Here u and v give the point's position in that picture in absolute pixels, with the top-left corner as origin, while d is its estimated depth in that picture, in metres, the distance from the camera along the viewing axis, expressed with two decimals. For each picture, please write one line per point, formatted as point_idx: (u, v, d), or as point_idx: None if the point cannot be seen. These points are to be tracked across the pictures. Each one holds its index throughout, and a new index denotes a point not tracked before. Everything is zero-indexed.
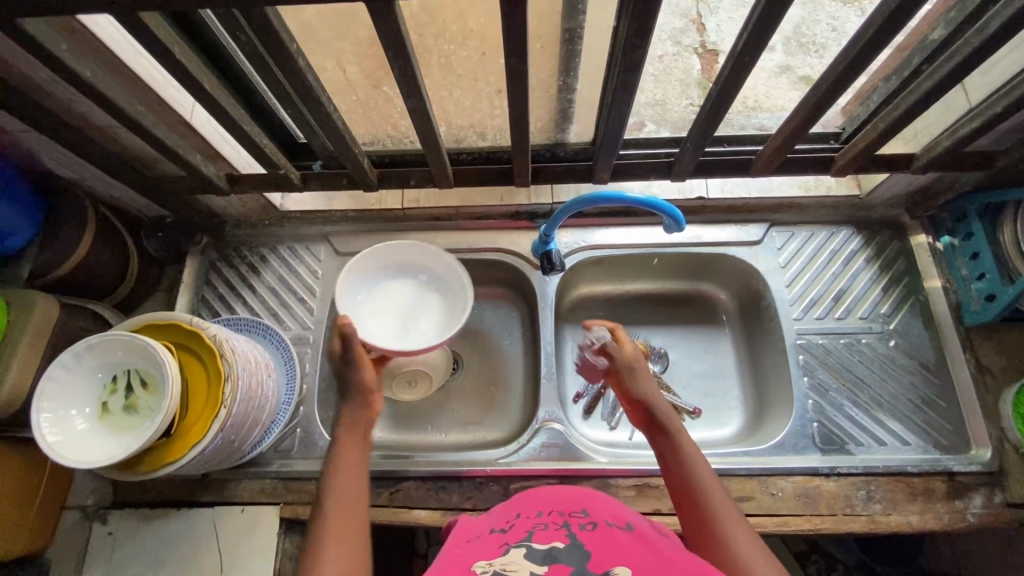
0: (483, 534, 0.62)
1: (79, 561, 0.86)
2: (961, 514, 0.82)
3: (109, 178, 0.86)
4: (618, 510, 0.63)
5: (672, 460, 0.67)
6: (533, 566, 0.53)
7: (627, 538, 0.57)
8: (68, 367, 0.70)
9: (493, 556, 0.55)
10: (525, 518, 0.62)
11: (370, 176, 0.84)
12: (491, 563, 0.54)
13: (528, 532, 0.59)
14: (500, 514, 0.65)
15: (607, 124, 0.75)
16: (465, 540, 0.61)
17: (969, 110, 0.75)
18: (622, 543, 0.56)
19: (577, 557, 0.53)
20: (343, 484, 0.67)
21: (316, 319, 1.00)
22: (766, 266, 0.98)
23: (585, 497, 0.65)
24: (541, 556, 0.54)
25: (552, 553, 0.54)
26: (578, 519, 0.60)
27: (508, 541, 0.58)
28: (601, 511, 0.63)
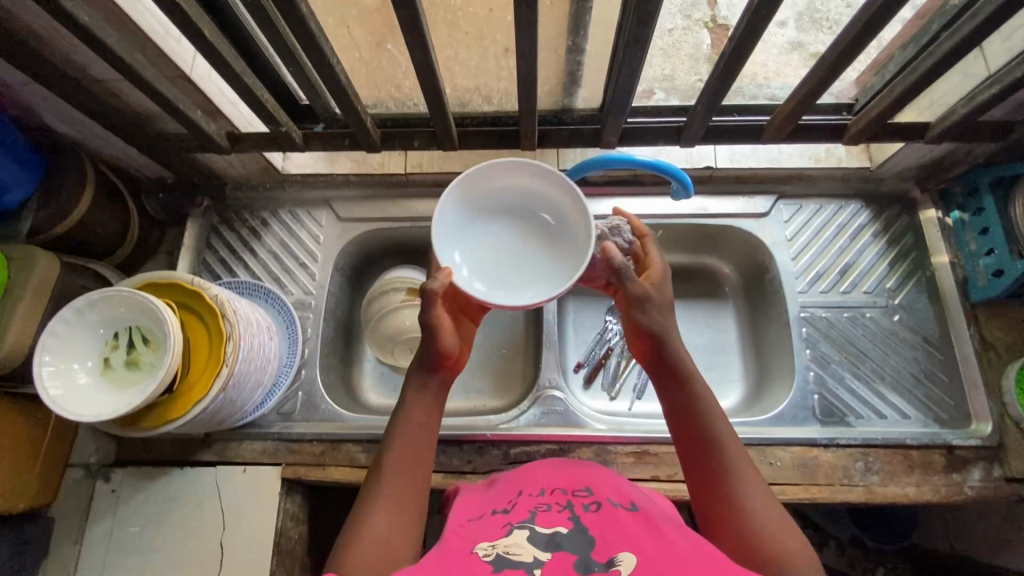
0: (486, 510, 0.63)
1: (85, 516, 0.88)
2: (958, 486, 0.82)
3: (111, 136, 0.85)
4: (620, 487, 0.66)
5: (688, 409, 0.65)
6: (536, 552, 0.54)
7: (630, 520, 0.59)
8: (70, 323, 0.70)
9: (497, 535, 0.57)
10: (527, 496, 0.63)
11: (373, 137, 0.83)
12: (494, 544, 0.55)
13: (531, 512, 0.60)
14: (502, 490, 0.67)
15: (617, 85, 0.73)
16: (467, 517, 0.63)
17: (988, 77, 0.73)
18: (625, 524, 0.58)
19: (581, 544, 0.55)
20: (408, 438, 0.65)
21: (318, 284, 0.99)
22: (772, 239, 0.97)
23: (587, 476, 0.67)
24: (544, 541, 0.55)
25: (555, 539, 0.55)
26: (580, 500, 0.62)
27: (511, 520, 0.59)
28: (604, 490, 0.64)
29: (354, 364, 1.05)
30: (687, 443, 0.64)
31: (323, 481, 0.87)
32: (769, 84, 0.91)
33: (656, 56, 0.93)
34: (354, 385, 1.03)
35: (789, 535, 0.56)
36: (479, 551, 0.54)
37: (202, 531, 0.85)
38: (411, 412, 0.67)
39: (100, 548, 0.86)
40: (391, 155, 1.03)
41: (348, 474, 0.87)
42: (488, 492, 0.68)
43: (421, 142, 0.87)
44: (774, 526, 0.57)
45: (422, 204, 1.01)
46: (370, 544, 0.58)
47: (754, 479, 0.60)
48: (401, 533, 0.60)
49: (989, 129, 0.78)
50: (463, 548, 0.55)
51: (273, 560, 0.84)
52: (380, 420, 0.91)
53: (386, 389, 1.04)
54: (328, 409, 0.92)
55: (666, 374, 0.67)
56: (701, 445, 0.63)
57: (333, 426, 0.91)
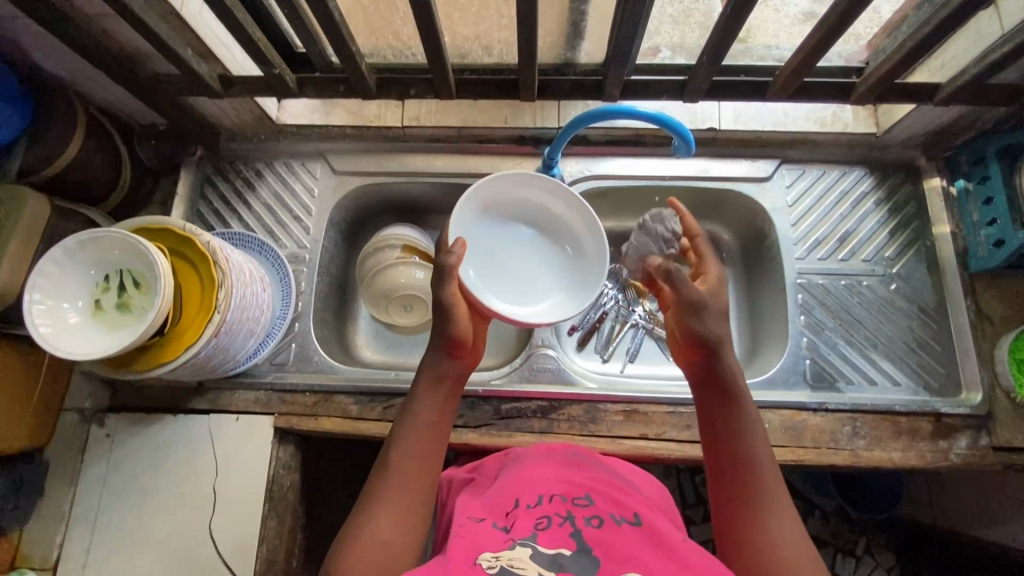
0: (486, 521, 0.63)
1: (78, 457, 0.88)
2: (944, 453, 0.83)
3: (103, 76, 0.83)
4: (622, 498, 0.65)
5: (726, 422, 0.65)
6: (541, 569, 0.54)
7: (635, 535, 0.59)
8: (60, 263, 0.69)
9: (500, 547, 0.57)
10: (526, 509, 0.63)
11: (369, 83, 0.81)
12: (498, 556, 0.55)
13: (533, 527, 0.60)
14: (501, 499, 0.67)
15: (619, 33, 0.71)
16: (466, 519, 0.63)
17: (1002, 36, 0.71)
18: (631, 540, 0.58)
19: (587, 565, 0.55)
20: (413, 436, 0.66)
21: (312, 238, 0.98)
22: (773, 204, 0.95)
23: (587, 484, 0.67)
24: (548, 561, 0.55)
25: (558, 560, 0.55)
26: (582, 511, 0.62)
27: (514, 535, 0.59)
28: (606, 503, 0.64)
29: (348, 321, 1.05)
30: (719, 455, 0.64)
31: (315, 430, 0.88)
32: (778, 46, 0.90)
33: (665, 22, 0.90)
34: (348, 340, 1.03)
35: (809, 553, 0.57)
36: (483, 563, 0.54)
37: (195, 476, 0.87)
38: (424, 411, 0.68)
39: (95, 491, 0.87)
40: (389, 106, 0.99)
41: (341, 425, 0.88)
42: (488, 498, 0.68)
43: (418, 90, 0.85)
44: (794, 543, 0.57)
45: (420, 158, 1.00)
46: (375, 539, 0.58)
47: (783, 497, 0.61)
48: (403, 532, 0.60)
49: (1000, 92, 0.76)
50: (467, 559, 0.55)
51: (264, 506, 0.85)
52: (374, 373, 0.91)
53: (381, 346, 1.04)
54: (322, 361, 0.93)
55: (710, 384, 0.67)
56: (734, 458, 0.63)
57: (326, 377, 0.91)
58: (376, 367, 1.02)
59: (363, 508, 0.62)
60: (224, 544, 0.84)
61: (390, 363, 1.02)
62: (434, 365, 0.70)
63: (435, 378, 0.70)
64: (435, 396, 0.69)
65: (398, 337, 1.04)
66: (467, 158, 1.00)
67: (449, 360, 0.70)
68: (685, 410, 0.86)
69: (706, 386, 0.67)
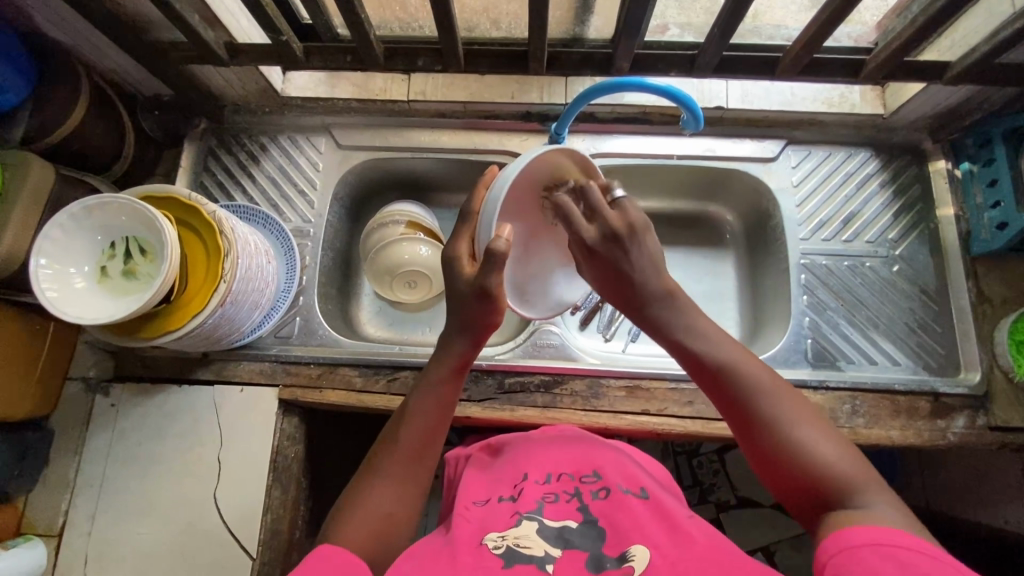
0: (492, 497, 0.68)
1: (83, 426, 0.88)
2: (942, 432, 0.84)
3: (107, 42, 0.82)
4: (628, 471, 0.69)
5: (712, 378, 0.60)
6: (547, 547, 0.58)
7: (643, 510, 0.62)
8: (66, 228, 0.69)
9: (506, 526, 0.62)
10: (532, 484, 0.68)
11: (376, 53, 0.80)
12: (504, 536, 0.60)
13: (538, 504, 0.65)
14: (509, 474, 0.71)
15: (630, 5, 0.70)
16: (472, 500, 0.67)
17: (1015, 13, 0.71)
18: (637, 516, 0.61)
19: (591, 539, 0.59)
20: (425, 417, 0.64)
21: (317, 213, 0.98)
22: (778, 184, 0.95)
23: (593, 461, 0.71)
24: (554, 537, 0.60)
25: (564, 535, 0.60)
26: (588, 486, 0.67)
27: (519, 511, 0.64)
28: (613, 477, 0.68)
29: (352, 297, 1.05)
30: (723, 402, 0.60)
31: (320, 403, 0.88)
32: (786, 26, 0.90)
33: (669, 7, 0.91)
34: (351, 316, 1.03)
35: (848, 460, 0.54)
36: (488, 543, 0.59)
37: (199, 446, 0.87)
38: (432, 395, 0.65)
39: (100, 459, 0.87)
40: (394, 80, 0.98)
41: (345, 398, 0.88)
42: (496, 477, 0.71)
43: (426, 61, 0.83)
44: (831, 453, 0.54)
45: (425, 133, 0.99)
46: (375, 513, 0.58)
47: (797, 411, 0.57)
48: (405, 504, 0.60)
49: (1009, 72, 0.76)
50: (475, 540, 0.60)
51: (268, 477, 0.86)
52: (379, 347, 0.92)
53: (385, 323, 1.04)
54: (326, 334, 0.93)
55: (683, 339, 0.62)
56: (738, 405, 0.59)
57: (330, 350, 0.91)
58: (380, 342, 1.02)
59: (362, 480, 0.61)
60: (229, 514, 0.85)
61: (394, 338, 1.03)
62: (453, 350, 0.66)
63: (455, 363, 0.66)
64: (452, 379, 0.66)
65: (401, 313, 1.04)
66: (473, 134, 0.99)
67: (473, 347, 0.67)
68: (687, 387, 0.87)
69: (678, 338, 0.62)
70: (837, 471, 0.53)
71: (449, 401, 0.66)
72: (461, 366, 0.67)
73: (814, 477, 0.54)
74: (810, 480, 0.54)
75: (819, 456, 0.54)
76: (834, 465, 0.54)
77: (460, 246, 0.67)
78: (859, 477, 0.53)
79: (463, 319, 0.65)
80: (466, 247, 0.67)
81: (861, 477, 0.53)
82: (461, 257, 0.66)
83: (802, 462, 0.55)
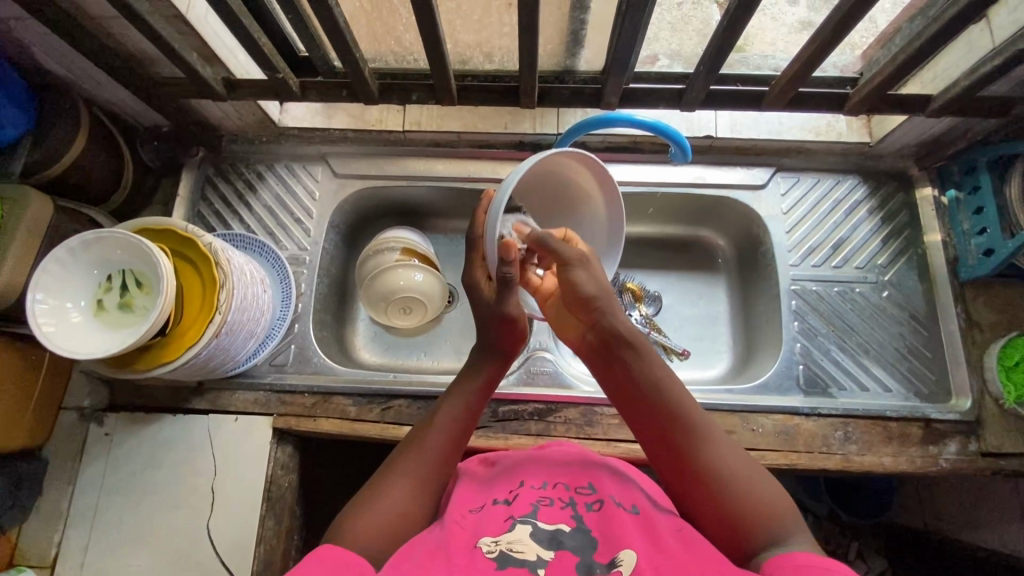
0: (486, 501, 0.64)
1: (77, 457, 0.89)
2: (934, 458, 0.84)
3: (107, 79, 0.83)
4: (625, 483, 0.66)
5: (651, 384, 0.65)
6: (540, 550, 0.56)
7: (633, 522, 0.58)
8: (64, 263, 0.70)
9: (500, 530, 0.58)
10: (528, 490, 0.64)
11: (371, 88, 0.82)
12: (498, 540, 0.57)
13: (533, 508, 0.61)
14: (505, 480, 0.67)
15: (619, 42, 0.71)
16: (468, 507, 0.62)
17: (992, 50, 0.73)
18: (628, 524, 0.58)
19: (584, 546, 0.57)
20: (450, 425, 0.66)
21: (313, 241, 0.99)
22: (768, 211, 0.97)
23: (590, 471, 0.67)
24: (547, 539, 0.57)
25: (557, 538, 0.57)
26: (583, 496, 0.63)
27: (514, 515, 0.60)
28: (609, 489, 0.64)
29: (347, 323, 1.05)
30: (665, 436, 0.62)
31: (313, 432, 0.89)
32: (775, 56, 0.90)
33: (663, 30, 0.90)
34: (346, 342, 1.04)
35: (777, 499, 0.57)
36: (483, 546, 0.56)
37: (193, 476, 0.87)
38: (460, 401, 0.68)
39: (93, 489, 0.87)
40: (389, 111, 1.01)
41: (339, 426, 0.88)
42: (490, 483, 0.67)
43: (419, 96, 0.86)
44: (764, 491, 0.57)
45: (419, 162, 1.01)
46: (392, 510, 0.59)
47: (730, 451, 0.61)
48: (419, 506, 0.61)
49: (990, 105, 0.78)
50: (467, 543, 0.57)
51: (262, 506, 0.86)
52: (372, 375, 0.92)
53: (380, 349, 1.05)
54: (320, 362, 0.94)
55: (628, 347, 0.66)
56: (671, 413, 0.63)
57: (325, 379, 0.92)
58: (375, 368, 1.03)
59: (382, 476, 0.62)
60: (222, 544, 0.84)
61: (388, 364, 1.03)
62: (484, 368, 0.70)
63: (485, 380, 0.70)
64: (480, 393, 0.69)
65: (397, 337, 1.05)
66: (466, 163, 1.01)
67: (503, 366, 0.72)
68: None
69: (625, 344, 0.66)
70: (768, 508, 0.56)
71: (475, 414, 0.69)
72: (490, 384, 0.70)
73: (746, 515, 0.56)
74: (740, 517, 0.56)
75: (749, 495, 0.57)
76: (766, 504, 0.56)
77: (476, 271, 0.72)
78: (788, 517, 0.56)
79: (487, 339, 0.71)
80: (482, 272, 0.72)
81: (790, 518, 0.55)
82: (474, 281, 0.72)
83: (736, 499, 0.57)
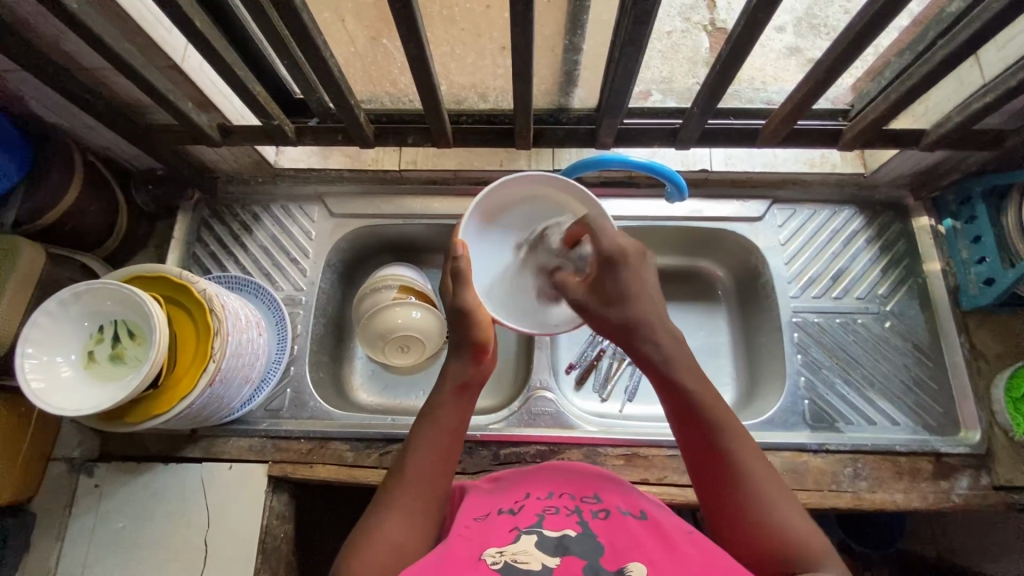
0: (492, 511, 0.60)
1: (67, 509, 0.86)
2: (946, 494, 0.82)
3: (102, 127, 0.83)
4: (631, 493, 0.62)
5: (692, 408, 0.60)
6: (544, 557, 0.51)
7: (643, 532, 0.55)
8: (54, 314, 0.69)
9: (505, 540, 0.54)
10: (534, 499, 0.60)
11: (367, 132, 0.83)
12: (502, 551, 0.52)
13: (538, 517, 0.57)
14: (510, 490, 0.63)
15: (612, 87, 0.72)
16: (472, 517, 0.59)
17: (983, 86, 0.74)
18: (636, 534, 0.55)
19: (591, 549, 0.52)
20: (430, 443, 0.62)
21: (309, 281, 0.98)
22: (766, 242, 0.96)
23: (595, 482, 0.63)
24: (553, 546, 0.52)
25: (564, 544, 0.53)
26: (588, 505, 0.59)
27: (519, 525, 0.56)
28: (613, 497, 0.61)
29: (344, 362, 1.03)
30: (694, 446, 0.60)
31: (311, 479, 0.87)
32: (766, 89, 0.92)
33: (655, 58, 0.92)
34: (343, 382, 1.02)
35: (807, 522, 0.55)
36: (487, 558, 0.52)
37: (186, 527, 0.84)
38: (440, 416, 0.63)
39: (82, 544, 0.84)
40: (386, 151, 1.02)
41: (336, 473, 0.87)
42: (493, 494, 0.63)
43: (415, 138, 0.87)
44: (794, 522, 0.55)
45: (416, 200, 1.01)
46: (384, 546, 0.55)
47: (763, 464, 0.58)
48: (416, 533, 0.57)
49: (983, 138, 0.78)
50: (469, 555, 0.52)
51: (257, 559, 0.83)
52: (369, 419, 0.90)
53: (377, 388, 1.03)
54: (317, 407, 0.92)
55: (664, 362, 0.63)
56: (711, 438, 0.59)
57: (322, 424, 0.90)
58: (371, 408, 1.01)
59: (374, 509, 0.59)
60: None
61: (385, 405, 1.01)
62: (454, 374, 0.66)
63: (455, 384, 0.65)
64: (456, 401, 0.64)
65: (394, 377, 1.03)
66: (464, 200, 1.01)
67: (473, 367, 0.66)
68: None
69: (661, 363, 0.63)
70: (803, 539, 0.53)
71: (456, 423, 0.64)
72: (463, 389, 0.65)
73: (773, 535, 0.54)
74: (766, 535, 0.54)
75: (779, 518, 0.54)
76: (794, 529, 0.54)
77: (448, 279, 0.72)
78: (817, 540, 0.54)
79: (453, 341, 0.67)
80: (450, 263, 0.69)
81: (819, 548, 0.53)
82: (444, 284, 0.71)
83: (764, 517, 0.55)
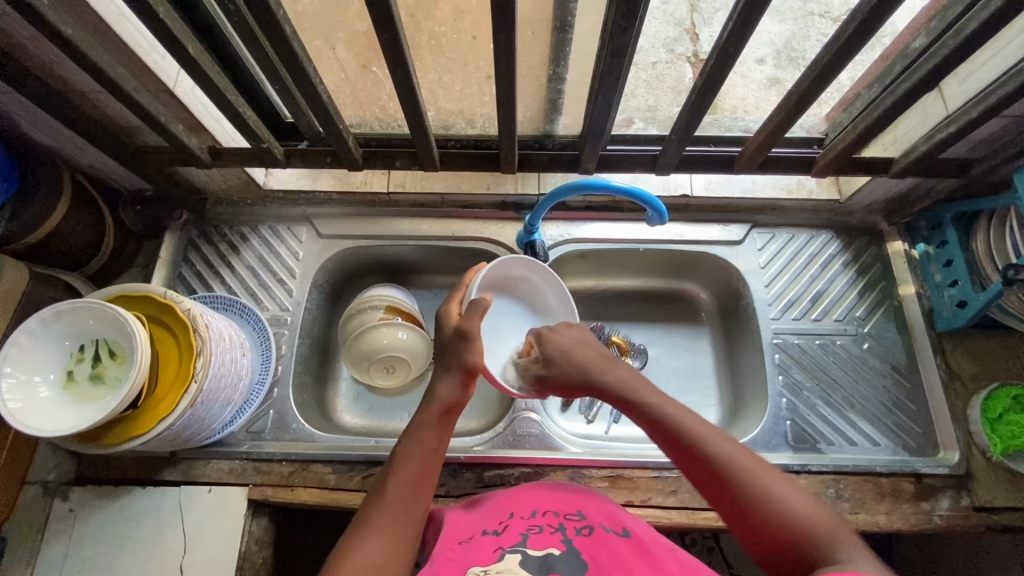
0: (475, 532, 0.59)
1: (38, 535, 0.83)
2: (927, 515, 0.83)
3: (94, 149, 0.84)
4: (613, 510, 0.62)
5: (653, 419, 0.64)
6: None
7: (624, 548, 0.55)
8: (34, 333, 0.69)
9: (489, 559, 0.53)
10: (517, 520, 0.60)
11: (355, 156, 0.85)
12: (487, 569, 0.52)
13: (522, 535, 0.57)
14: (492, 510, 0.63)
15: (593, 116, 0.75)
16: (456, 539, 0.58)
17: (945, 117, 0.78)
18: (620, 551, 0.54)
19: (575, 566, 0.53)
20: (416, 462, 0.62)
21: (295, 301, 0.98)
22: (746, 265, 0.99)
23: (579, 499, 0.63)
24: (537, 564, 0.52)
25: (548, 563, 0.53)
26: (572, 523, 0.59)
27: (503, 544, 0.56)
28: (597, 515, 0.61)
29: (329, 384, 1.03)
30: (679, 459, 0.61)
31: (292, 502, 0.85)
32: (746, 118, 0.93)
33: (639, 87, 0.96)
34: (328, 405, 1.01)
35: (806, 500, 0.54)
36: None
37: (162, 553, 0.82)
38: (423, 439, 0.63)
39: (54, 571, 0.82)
40: (375, 173, 1.03)
41: (317, 497, 0.85)
42: (475, 513, 0.63)
43: (402, 161, 0.89)
44: (788, 500, 0.54)
45: (404, 222, 1.02)
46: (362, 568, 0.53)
47: (739, 451, 0.59)
48: (396, 555, 0.55)
49: (948, 166, 0.82)
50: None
51: None
52: (355, 441, 0.90)
53: (361, 410, 1.02)
54: (300, 429, 0.91)
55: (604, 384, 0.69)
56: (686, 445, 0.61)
57: (304, 446, 0.89)
58: (355, 430, 1.00)
59: (354, 531, 0.57)
60: None
61: (367, 427, 1.00)
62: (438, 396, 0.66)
63: (441, 407, 0.66)
64: (439, 423, 0.65)
65: (377, 400, 1.02)
66: (451, 222, 1.02)
67: (460, 391, 0.67)
68: (671, 476, 0.86)
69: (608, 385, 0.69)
70: (805, 522, 0.52)
71: (437, 446, 0.64)
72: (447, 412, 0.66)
73: (778, 522, 0.53)
74: (784, 527, 0.52)
75: (783, 505, 0.54)
76: (791, 509, 0.53)
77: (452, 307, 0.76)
78: (823, 517, 0.52)
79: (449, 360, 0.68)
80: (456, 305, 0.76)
81: (822, 521, 0.52)
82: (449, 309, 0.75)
83: (766, 511, 0.54)
